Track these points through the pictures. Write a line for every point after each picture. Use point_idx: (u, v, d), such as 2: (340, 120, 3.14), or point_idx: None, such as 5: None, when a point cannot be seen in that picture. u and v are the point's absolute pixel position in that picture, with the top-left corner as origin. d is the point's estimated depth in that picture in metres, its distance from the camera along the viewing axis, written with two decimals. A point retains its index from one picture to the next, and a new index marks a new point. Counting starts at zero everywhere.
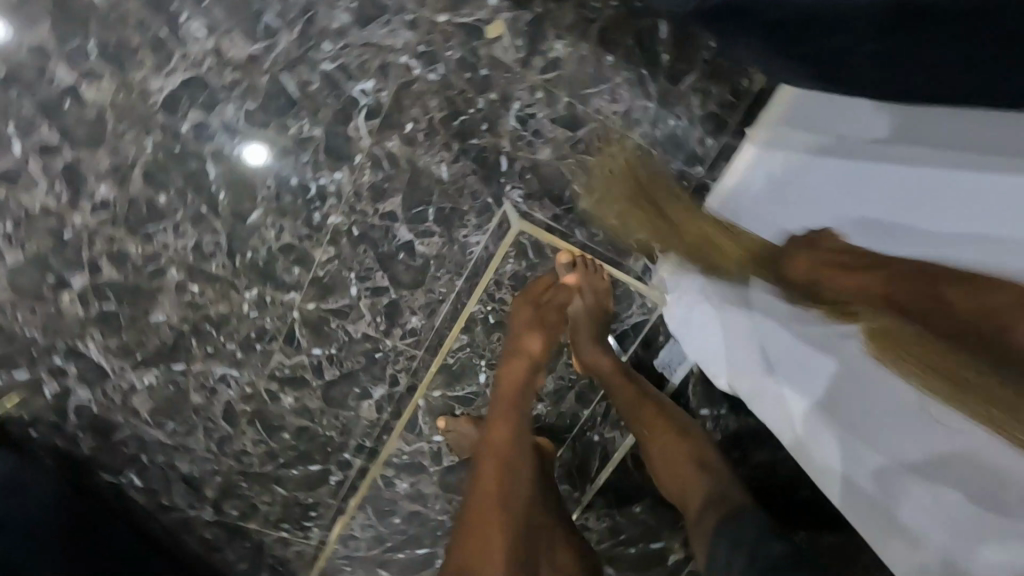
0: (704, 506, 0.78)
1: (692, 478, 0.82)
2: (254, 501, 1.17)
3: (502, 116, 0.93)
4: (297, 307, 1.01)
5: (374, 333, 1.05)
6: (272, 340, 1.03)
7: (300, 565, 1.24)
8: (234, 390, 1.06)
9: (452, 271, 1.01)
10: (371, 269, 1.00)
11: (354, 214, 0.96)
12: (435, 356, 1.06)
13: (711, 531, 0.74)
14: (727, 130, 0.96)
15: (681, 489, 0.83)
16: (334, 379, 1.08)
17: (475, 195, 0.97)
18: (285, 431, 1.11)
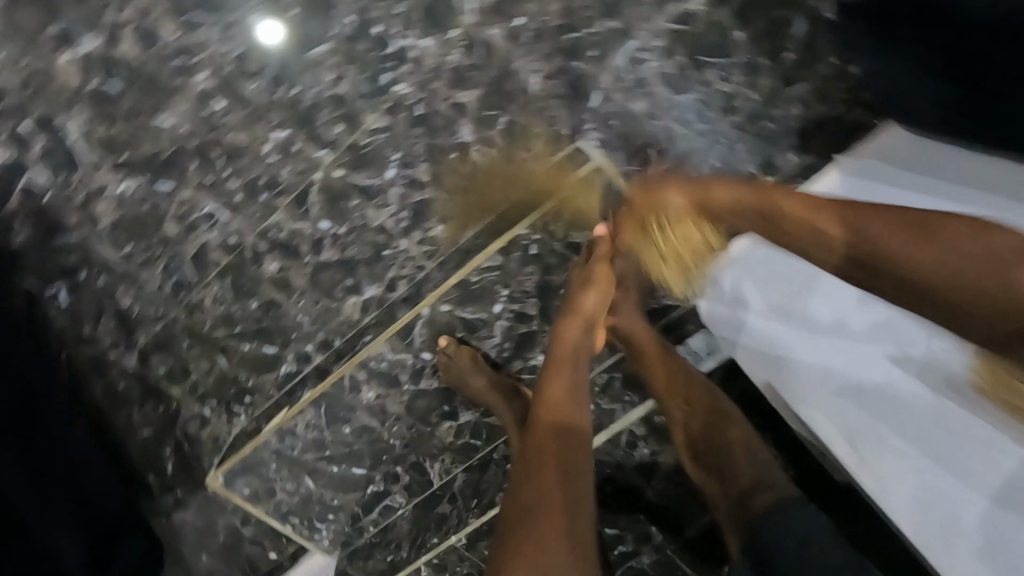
0: (746, 489, 0.74)
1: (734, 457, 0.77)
2: (187, 364, 1.04)
3: (613, 50, 0.87)
4: (322, 169, 0.90)
5: (391, 227, 0.95)
6: (282, 195, 0.92)
7: (212, 448, 1.12)
8: (215, 235, 0.94)
9: (498, 192, 0.92)
10: (417, 158, 0.91)
11: (422, 91, 0.87)
12: (455, 273, 0.96)
13: (754, 519, 0.71)
14: (810, 152, 0.94)
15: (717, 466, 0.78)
16: (329, 262, 0.97)
17: (553, 120, 0.90)
18: (254, 299, 1.00)
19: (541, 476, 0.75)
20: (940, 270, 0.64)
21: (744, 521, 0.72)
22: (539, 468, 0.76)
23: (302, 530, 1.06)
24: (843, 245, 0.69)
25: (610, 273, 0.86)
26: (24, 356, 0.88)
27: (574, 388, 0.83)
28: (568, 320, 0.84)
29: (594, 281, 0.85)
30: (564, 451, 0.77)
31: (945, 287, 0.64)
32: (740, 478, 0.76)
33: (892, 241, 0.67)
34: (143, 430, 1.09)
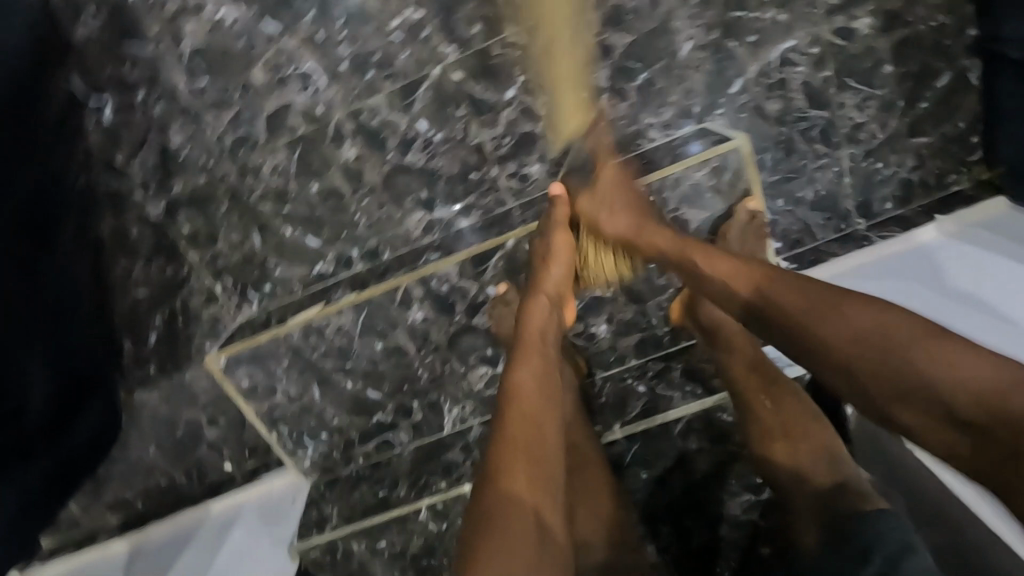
0: (835, 489, 0.65)
1: (820, 455, 0.69)
2: (215, 230, 0.93)
3: (771, 42, 0.85)
4: (442, 65, 0.84)
5: (488, 151, 0.89)
6: (391, 79, 0.85)
7: (207, 332, 1.01)
8: (302, 99, 0.85)
9: (607, 147, 0.90)
10: (543, 87, 0.85)
11: (574, 19, 0.82)
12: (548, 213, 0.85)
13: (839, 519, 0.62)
14: (908, 206, 0.96)
15: (811, 460, 0.69)
16: (411, 166, 0.90)
17: (690, 93, 0.87)
18: (316, 182, 0.91)
19: (505, 472, 0.64)
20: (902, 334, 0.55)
21: (829, 517, 0.63)
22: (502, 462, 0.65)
23: (285, 444, 0.97)
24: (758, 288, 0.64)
25: (569, 248, 0.82)
26: (64, 224, 0.79)
27: (543, 376, 0.73)
28: (530, 306, 0.78)
29: (553, 256, 0.81)
30: (531, 428, 0.68)
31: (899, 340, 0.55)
32: (831, 478, 0.67)
33: (844, 340, 0.57)
34: (140, 288, 0.97)
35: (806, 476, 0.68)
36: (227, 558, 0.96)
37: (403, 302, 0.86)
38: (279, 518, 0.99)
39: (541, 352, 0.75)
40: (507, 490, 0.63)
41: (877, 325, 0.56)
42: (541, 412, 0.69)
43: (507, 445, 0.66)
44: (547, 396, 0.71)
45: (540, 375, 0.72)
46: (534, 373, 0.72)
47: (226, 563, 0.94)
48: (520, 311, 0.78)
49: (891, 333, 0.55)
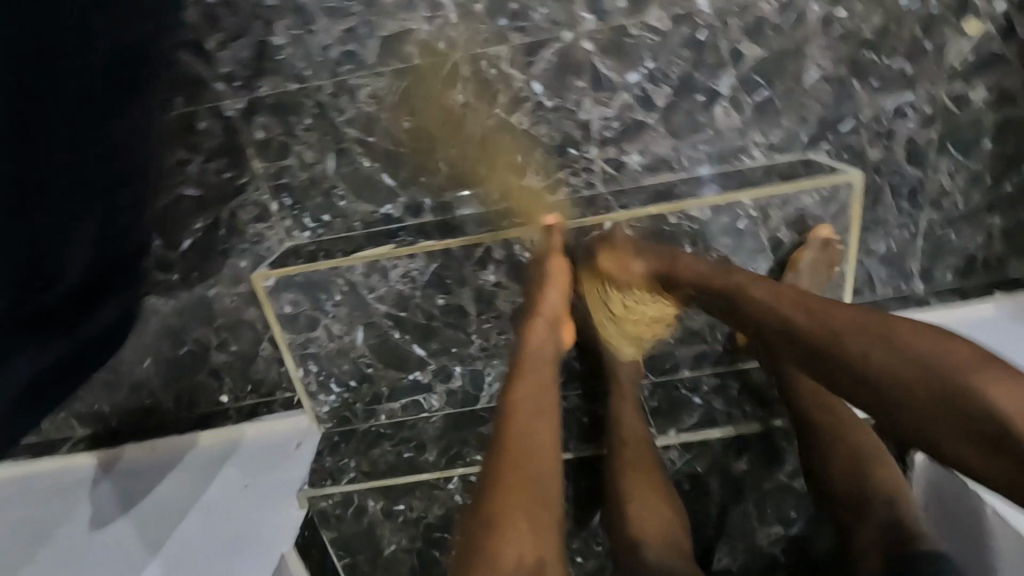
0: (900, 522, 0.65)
1: (885, 483, 0.69)
2: (290, 144, 0.87)
3: (891, 92, 0.86)
4: (576, 33, 0.81)
5: (594, 131, 0.87)
6: (520, 33, 0.81)
7: (248, 249, 0.95)
8: (425, 29, 0.81)
9: (708, 154, 0.89)
10: (667, 79, 0.84)
11: (717, 20, 0.81)
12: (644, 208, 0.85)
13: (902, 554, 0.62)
14: (967, 280, 0.99)
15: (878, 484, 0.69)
16: (513, 127, 0.87)
17: (802, 122, 0.88)
18: (411, 120, 0.86)
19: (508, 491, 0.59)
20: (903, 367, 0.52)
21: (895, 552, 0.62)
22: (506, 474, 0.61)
23: (310, 384, 0.91)
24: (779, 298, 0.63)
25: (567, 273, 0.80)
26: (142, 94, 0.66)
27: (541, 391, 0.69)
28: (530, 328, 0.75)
29: (549, 279, 0.79)
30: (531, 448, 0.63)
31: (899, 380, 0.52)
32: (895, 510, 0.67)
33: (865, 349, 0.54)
34: (190, 187, 0.90)
35: (869, 509, 0.68)
36: (230, 500, 0.87)
37: (477, 260, 0.83)
38: (288, 461, 0.92)
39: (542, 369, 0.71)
40: (502, 510, 0.57)
41: (887, 333, 0.53)
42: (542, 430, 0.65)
43: (505, 468, 0.61)
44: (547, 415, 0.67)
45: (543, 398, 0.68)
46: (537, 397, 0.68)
47: (232, 505, 0.86)
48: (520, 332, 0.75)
49: (899, 340, 0.52)
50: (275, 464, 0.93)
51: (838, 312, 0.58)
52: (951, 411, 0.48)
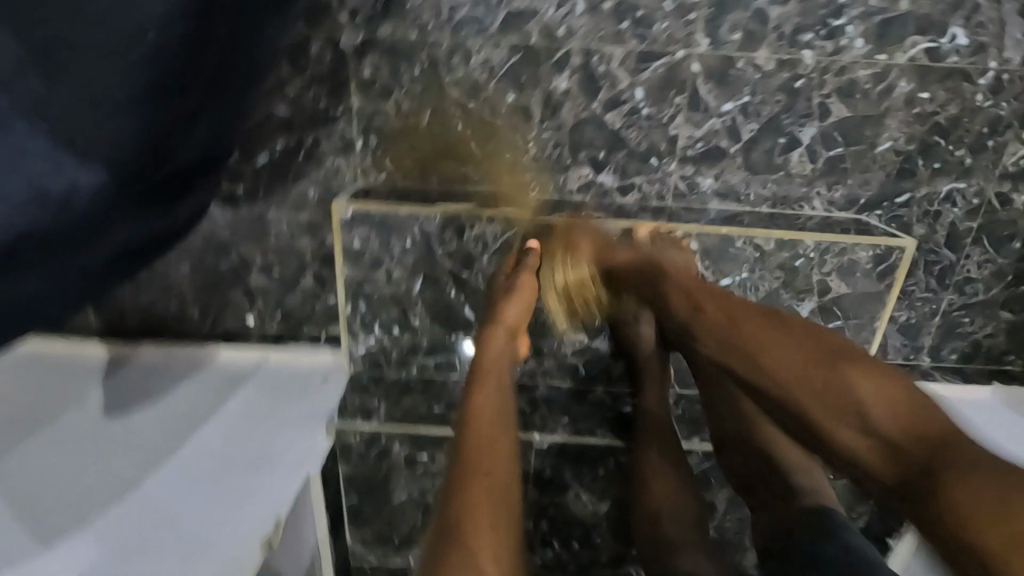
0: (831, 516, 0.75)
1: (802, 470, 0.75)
2: (391, 89, 0.89)
3: (947, 177, 0.94)
4: (687, 53, 0.87)
5: (678, 147, 0.92)
6: (637, 40, 0.86)
7: (320, 179, 0.96)
8: (551, 13, 0.85)
9: (774, 194, 0.95)
10: (756, 116, 0.90)
11: (817, 74, 0.87)
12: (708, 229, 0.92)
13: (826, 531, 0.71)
14: (968, 364, 1.07)
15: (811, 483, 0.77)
16: (606, 125, 0.91)
17: (864, 185, 0.94)
18: (514, 94, 0.89)
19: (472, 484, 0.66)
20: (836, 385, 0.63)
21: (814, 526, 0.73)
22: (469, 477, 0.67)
23: (353, 323, 0.92)
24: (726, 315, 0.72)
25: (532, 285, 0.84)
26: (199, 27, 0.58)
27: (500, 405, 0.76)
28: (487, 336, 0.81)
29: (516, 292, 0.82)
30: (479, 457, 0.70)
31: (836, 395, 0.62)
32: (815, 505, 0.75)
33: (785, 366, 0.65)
34: (281, 105, 0.90)
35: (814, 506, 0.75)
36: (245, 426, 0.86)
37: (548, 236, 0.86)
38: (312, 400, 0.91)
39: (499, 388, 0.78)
40: (465, 508, 0.64)
41: (800, 360, 0.65)
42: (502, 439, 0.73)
43: (465, 471, 0.68)
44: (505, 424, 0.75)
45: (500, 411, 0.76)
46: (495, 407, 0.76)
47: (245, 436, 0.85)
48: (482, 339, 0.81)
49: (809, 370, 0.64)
50: (300, 395, 0.91)
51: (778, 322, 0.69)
52: (842, 416, 0.62)
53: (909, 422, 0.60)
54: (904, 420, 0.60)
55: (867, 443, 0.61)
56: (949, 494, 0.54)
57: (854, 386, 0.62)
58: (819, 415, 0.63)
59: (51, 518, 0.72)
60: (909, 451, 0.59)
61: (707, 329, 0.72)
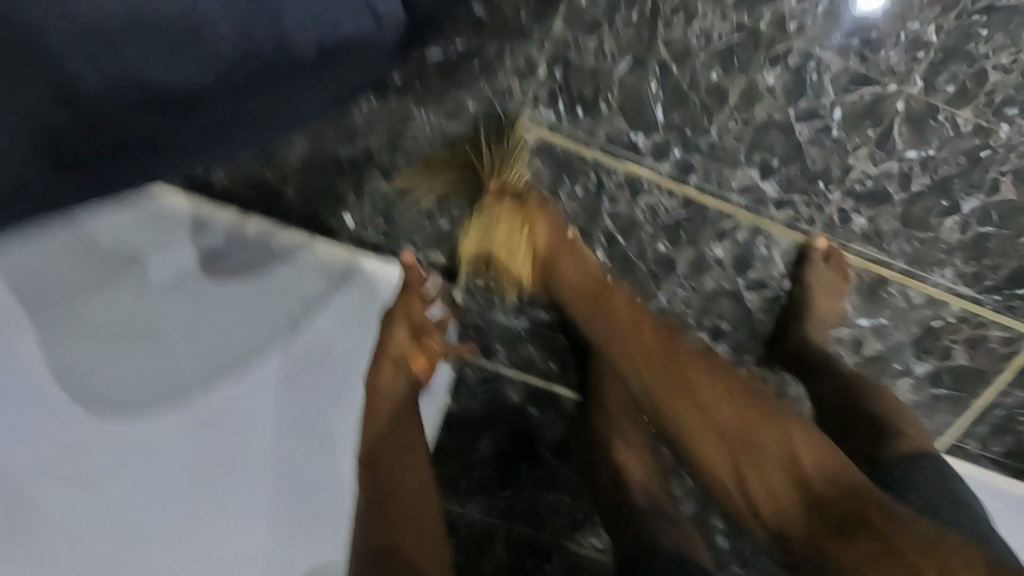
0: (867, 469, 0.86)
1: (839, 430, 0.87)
2: (599, 25, 0.83)
3: None
4: (899, 89, 0.85)
5: (849, 177, 0.91)
6: (860, 60, 0.84)
7: (484, 96, 0.88)
8: (790, 5, 0.81)
9: (915, 253, 0.95)
10: (932, 170, 0.90)
11: (1004, 149, 0.88)
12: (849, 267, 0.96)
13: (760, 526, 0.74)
14: (1016, 464, 1.11)
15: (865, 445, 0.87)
16: (793, 133, 0.88)
17: (999, 270, 0.95)
18: (718, 72, 0.85)
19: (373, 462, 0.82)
20: (738, 431, 0.75)
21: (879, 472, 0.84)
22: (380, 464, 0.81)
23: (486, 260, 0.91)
24: (650, 364, 0.81)
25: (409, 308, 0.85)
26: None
27: (395, 426, 0.84)
28: (379, 370, 0.85)
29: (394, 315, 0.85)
30: (400, 460, 0.82)
31: (735, 433, 0.75)
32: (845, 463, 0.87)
33: (685, 420, 0.78)
34: (478, 4, 0.83)
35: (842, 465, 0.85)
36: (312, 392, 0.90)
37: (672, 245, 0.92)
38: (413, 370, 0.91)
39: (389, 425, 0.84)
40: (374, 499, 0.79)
41: (709, 425, 0.77)
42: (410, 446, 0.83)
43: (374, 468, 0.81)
44: (406, 439, 0.83)
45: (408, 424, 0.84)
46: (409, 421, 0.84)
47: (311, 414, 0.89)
48: (370, 374, 0.85)
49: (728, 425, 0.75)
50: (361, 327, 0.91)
51: (676, 356, 0.80)
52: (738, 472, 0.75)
53: (834, 480, 0.71)
54: (835, 478, 0.71)
55: (722, 461, 0.76)
56: (885, 548, 0.63)
57: (751, 424, 0.75)
58: (706, 445, 0.77)
59: (132, 458, 0.83)
60: (822, 500, 0.70)
61: (636, 369, 0.82)
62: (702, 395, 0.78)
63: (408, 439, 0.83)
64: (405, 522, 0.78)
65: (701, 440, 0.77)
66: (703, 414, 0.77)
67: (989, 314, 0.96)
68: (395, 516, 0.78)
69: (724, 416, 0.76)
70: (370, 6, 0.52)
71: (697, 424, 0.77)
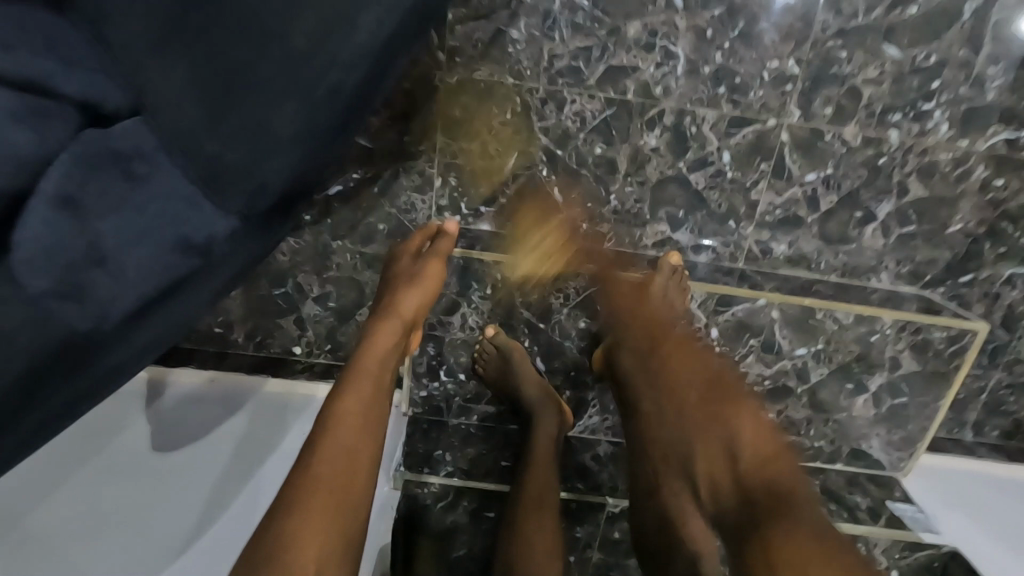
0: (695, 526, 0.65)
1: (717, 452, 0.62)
2: (480, 132, 0.88)
3: (1011, 259, 0.96)
4: (779, 122, 0.87)
5: (759, 211, 0.92)
6: (732, 105, 0.86)
7: (392, 215, 0.93)
8: (651, 73, 0.84)
9: (843, 264, 0.96)
10: (836, 188, 0.91)
11: (900, 153, 0.89)
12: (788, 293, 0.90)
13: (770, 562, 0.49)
14: (1009, 439, 1.08)
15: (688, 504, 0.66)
16: (689, 184, 0.91)
17: (932, 263, 0.96)
18: (602, 147, 0.89)
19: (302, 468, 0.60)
20: (743, 440, 0.60)
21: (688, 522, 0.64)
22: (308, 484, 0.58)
23: (418, 366, 0.89)
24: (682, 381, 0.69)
25: (434, 275, 0.80)
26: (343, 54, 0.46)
27: (371, 405, 0.66)
28: (379, 325, 0.74)
29: (417, 282, 0.79)
30: (346, 459, 0.61)
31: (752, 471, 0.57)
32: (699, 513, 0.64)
33: (723, 435, 0.62)
34: (363, 138, 0.88)
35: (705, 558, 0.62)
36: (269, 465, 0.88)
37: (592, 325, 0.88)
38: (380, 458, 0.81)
39: (376, 382, 0.68)
40: (291, 513, 0.56)
41: (722, 427, 0.63)
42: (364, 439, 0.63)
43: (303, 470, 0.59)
44: (373, 421, 0.65)
45: (367, 404, 0.66)
46: (365, 401, 0.66)
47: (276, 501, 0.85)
48: (367, 327, 0.74)
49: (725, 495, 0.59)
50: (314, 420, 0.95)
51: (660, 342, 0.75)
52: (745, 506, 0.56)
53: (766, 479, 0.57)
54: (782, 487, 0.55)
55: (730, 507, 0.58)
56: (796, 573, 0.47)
57: (750, 419, 0.62)
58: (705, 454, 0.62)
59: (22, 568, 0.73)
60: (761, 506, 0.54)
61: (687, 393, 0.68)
62: (742, 404, 0.64)
63: (374, 423, 0.65)
64: (292, 504, 0.57)
65: (690, 446, 0.65)
66: (722, 424, 0.63)
67: (931, 307, 0.96)
68: (290, 488, 0.58)
69: (681, 429, 0.66)
70: (201, 243, 0.48)
71: (718, 424, 0.63)
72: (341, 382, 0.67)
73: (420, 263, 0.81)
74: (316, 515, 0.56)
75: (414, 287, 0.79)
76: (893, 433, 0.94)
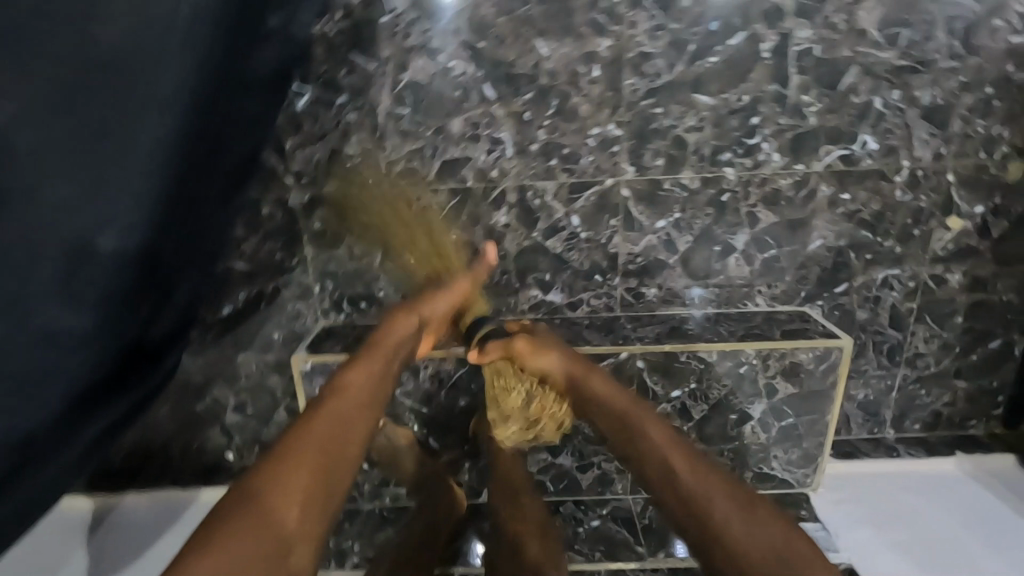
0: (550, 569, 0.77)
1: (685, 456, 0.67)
2: (343, 237, 0.94)
3: (882, 263, 0.97)
4: (617, 180, 0.91)
5: (622, 263, 0.96)
6: (567, 173, 0.91)
7: (282, 323, 1.00)
8: (484, 160, 0.90)
9: (717, 294, 0.99)
10: (689, 228, 0.95)
11: (740, 187, 0.92)
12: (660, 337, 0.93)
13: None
14: (932, 433, 1.07)
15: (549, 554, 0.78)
16: (548, 250, 0.95)
17: (803, 280, 0.98)
18: (457, 231, 0.94)
19: (301, 439, 0.61)
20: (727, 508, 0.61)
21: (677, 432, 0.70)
22: (297, 454, 0.60)
23: None
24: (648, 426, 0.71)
25: (464, 289, 0.82)
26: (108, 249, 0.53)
27: (376, 388, 0.69)
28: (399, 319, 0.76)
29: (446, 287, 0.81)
30: (336, 439, 0.62)
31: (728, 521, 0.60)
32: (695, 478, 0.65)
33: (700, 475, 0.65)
34: (240, 261, 0.95)
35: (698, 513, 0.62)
36: None
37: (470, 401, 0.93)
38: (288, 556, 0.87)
39: (382, 365, 0.72)
40: (272, 481, 0.57)
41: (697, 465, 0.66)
42: (360, 423, 0.65)
43: (301, 435, 0.61)
44: (372, 405, 0.68)
45: (376, 389, 0.69)
46: (370, 384, 0.69)
47: None
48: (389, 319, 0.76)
49: (724, 493, 0.63)
50: None
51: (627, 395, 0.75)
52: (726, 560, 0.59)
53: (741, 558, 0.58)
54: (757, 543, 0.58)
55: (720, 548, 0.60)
56: None
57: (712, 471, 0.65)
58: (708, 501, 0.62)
59: None
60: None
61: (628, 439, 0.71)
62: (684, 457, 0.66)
63: (372, 408, 0.68)
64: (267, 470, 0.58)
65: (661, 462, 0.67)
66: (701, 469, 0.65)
67: (811, 321, 0.98)
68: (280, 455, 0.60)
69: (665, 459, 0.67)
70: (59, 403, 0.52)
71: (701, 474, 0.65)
72: (352, 359, 0.71)
73: (452, 279, 0.83)
74: (291, 503, 0.56)
75: (444, 292, 0.81)
76: (790, 450, 0.96)
